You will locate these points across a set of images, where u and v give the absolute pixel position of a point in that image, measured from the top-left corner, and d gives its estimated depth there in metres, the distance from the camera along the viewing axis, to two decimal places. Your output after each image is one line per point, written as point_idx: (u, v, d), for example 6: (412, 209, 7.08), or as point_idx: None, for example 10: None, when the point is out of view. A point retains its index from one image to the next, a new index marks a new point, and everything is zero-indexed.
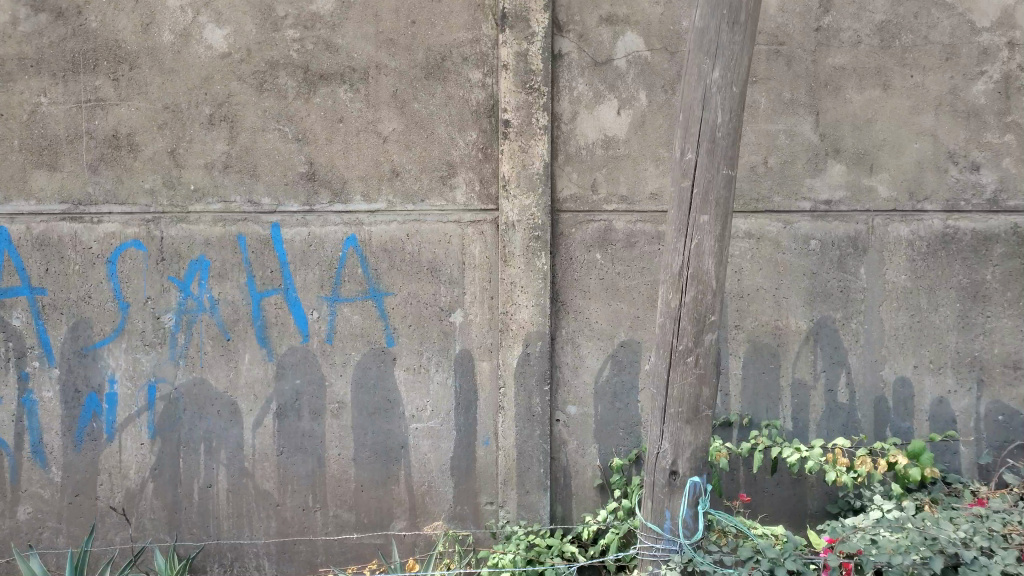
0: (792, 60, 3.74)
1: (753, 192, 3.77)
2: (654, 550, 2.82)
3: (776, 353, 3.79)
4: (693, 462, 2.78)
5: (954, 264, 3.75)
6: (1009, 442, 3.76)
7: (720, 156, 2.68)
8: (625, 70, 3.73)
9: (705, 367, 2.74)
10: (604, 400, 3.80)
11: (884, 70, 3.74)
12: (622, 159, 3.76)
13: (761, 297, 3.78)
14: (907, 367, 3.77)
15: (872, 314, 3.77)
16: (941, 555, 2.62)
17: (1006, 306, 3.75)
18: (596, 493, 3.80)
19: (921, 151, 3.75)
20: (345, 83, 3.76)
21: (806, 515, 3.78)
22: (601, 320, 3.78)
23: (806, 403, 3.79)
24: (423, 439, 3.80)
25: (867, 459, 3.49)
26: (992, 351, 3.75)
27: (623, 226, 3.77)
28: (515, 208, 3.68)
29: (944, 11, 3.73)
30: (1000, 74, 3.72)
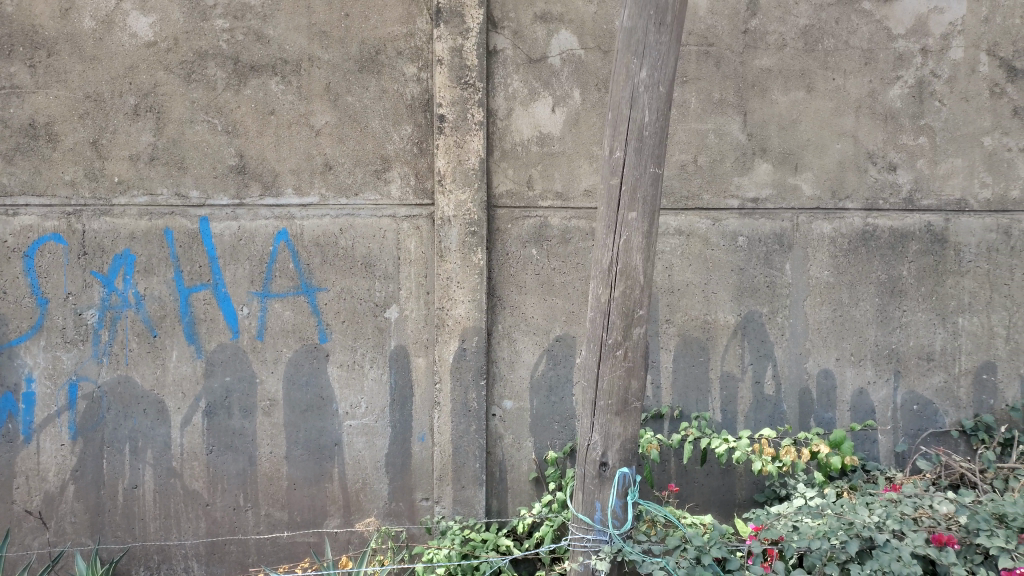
0: (720, 60, 3.85)
1: (683, 190, 3.86)
2: (585, 541, 2.86)
3: (706, 347, 3.89)
4: (623, 453, 2.83)
5: (873, 261, 3.91)
6: (923, 430, 3.94)
7: (648, 155, 2.73)
8: (560, 68, 3.77)
9: (634, 360, 2.80)
10: (540, 394, 3.83)
11: (808, 72, 3.87)
12: (557, 157, 3.79)
13: (691, 292, 3.89)
14: (829, 360, 3.92)
15: (797, 308, 3.91)
16: (857, 539, 2.71)
17: (921, 301, 3.92)
18: (531, 486, 3.84)
19: (842, 151, 3.90)
20: (277, 75, 3.69)
21: (735, 504, 3.90)
22: (537, 315, 3.81)
23: (734, 395, 3.91)
24: (358, 436, 3.77)
25: (791, 448, 3.62)
26: (908, 344, 3.93)
27: (559, 222, 3.80)
28: (451, 203, 3.68)
29: (863, 17, 3.88)
30: (914, 79, 3.89)
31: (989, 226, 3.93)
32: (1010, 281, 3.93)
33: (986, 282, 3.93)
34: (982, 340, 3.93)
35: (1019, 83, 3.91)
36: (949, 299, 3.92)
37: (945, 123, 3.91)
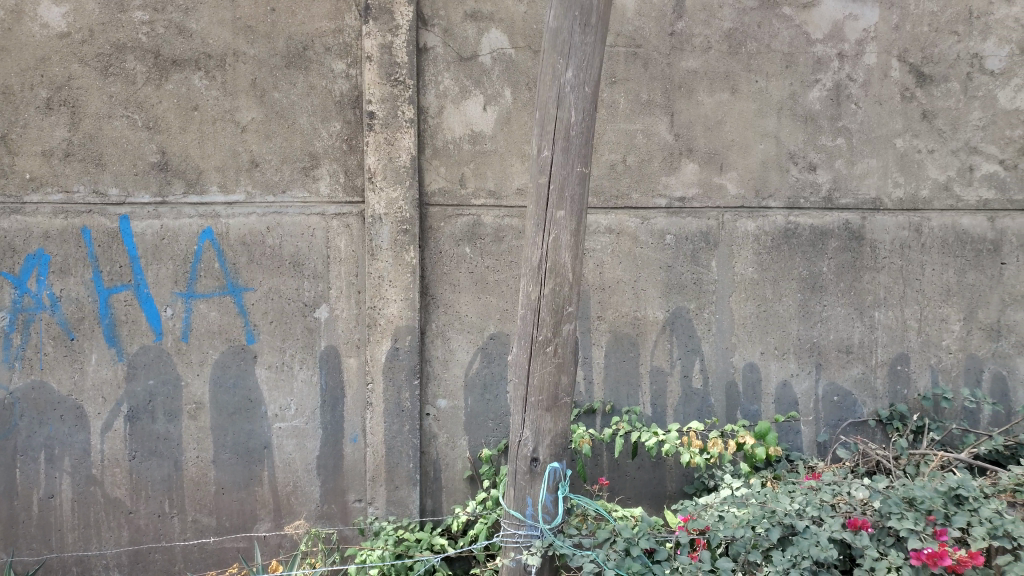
0: (648, 62, 3.93)
1: (612, 189, 3.95)
2: (517, 537, 2.88)
3: (636, 342, 3.98)
4: (553, 449, 2.87)
5: (794, 258, 4.05)
6: (843, 420, 4.10)
7: (575, 155, 2.77)
8: (491, 66, 3.77)
9: (563, 356, 2.83)
10: (474, 393, 3.83)
11: (732, 74, 3.99)
12: (489, 155, 3.80)
13: (621, 289, 3.97)
14: (754, 354, 4.05)
15: (723, 304, 4.02)
16: (779, 526, 2.78)
17: (840, 296, 4.07)
18: (465, 484, 3.84)
19: (765, 151, 4.02)
20: (200, 70, 3.60)
21: (666, 496, 3.98)
22: (470, 313, 3.82)
23: (663, 389, 4.00)
24: (289, 438, 3.71)
25: (718, 441, 3.72)
26: (829, 338, 4.08)
27: (491, 221, 3.81)
28: (381, 201, 3.65)
29: (784, 22, 4.00)
30: (831, 83, 4.04)
31: (903, 224, 4.10)
32: (921, 277, 4.11)
33: (899, 278, 4.10)
34: (896, 332, 4.11)
35: (928, 87, 4.09)
36: (866, 294, 4.09)
37: (861, 125, 4.07)
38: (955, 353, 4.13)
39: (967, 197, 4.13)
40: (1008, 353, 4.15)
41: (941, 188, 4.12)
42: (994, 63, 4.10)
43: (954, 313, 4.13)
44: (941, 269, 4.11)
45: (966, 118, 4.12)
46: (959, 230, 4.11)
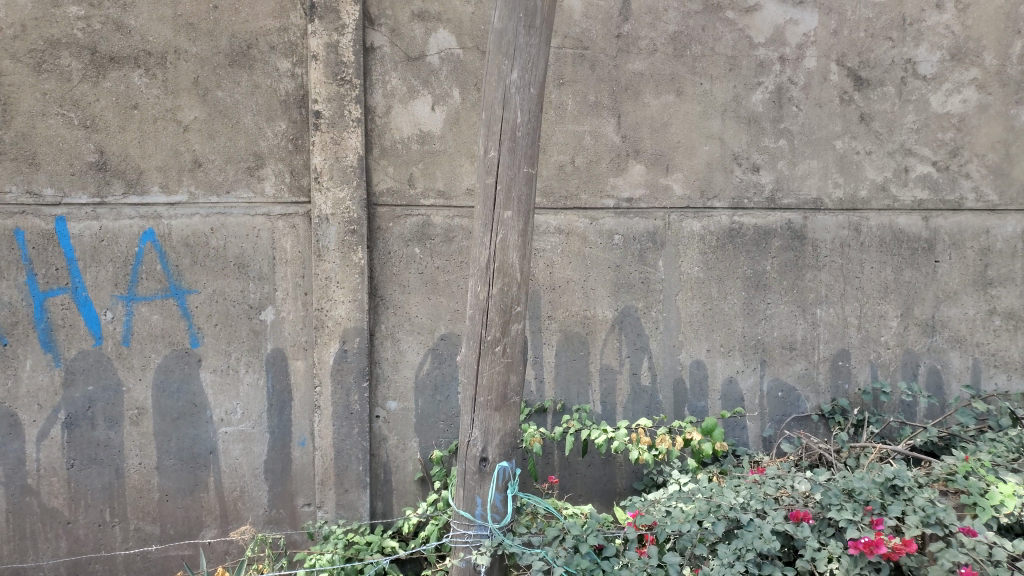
0: (595, 64, 3.98)
1: (561, 190, 3.99)
2: (466, 537, 2.88)
3: (586, 341, 4.03)
4: (502, 448, 2.87)
5: (739, 257, 4.13)
6: (787, 415, 4.20)
7: (521, 155, 2.78)
8: (438, 66, 3.76)
9: (512, 356, 2.84)
10: (424, 394, 3.82)
11: (677, 77, 4.05)
12: (437, 155, 3.79)
13: (571, 289, 4.01)
14: (701, 351, 4.12)
15: (670, 302, 4.09)
16: (723, 521, 2.84)
17: (783, 294, 4.17)
18: (417, 486, 3.82)
19: (709, 153, 4.10)
20: (139, 68, 3.51)
21: (615, 493, 4.03)
22: (420, 314, 3.80)
23: (613, 387, 4.06)
24: (235, 443, 3.65)
25: (666, 437, 3.76)
26: (773, 335, 4.17)
27: (441, 221, 3.80)
28: (328, 201, 3.62)
29: (727, 25, 4.08)
30: (773, 85, 4.14)
31: (842, 223, 4.22)
32: (861, 274, 4.23)
33: (840, 276, 4.22)
34: (837, 329, 4.23)
35: (865, 91, 4.22)
36: (809, 291, 4.19)
37: (802, 127, 4.18)
38: (892, 349, 4.27)
39: (902, 197, 4.26)
40: (942, 348, 4.30)
41: (879, 189, 4.25)
42: (926, 68, 4.24)
43: (891, 309, 4.26)
44: (879, 267, 4.24)
45: (901, 121, 4.25)
46: (895, 229, 4.25)
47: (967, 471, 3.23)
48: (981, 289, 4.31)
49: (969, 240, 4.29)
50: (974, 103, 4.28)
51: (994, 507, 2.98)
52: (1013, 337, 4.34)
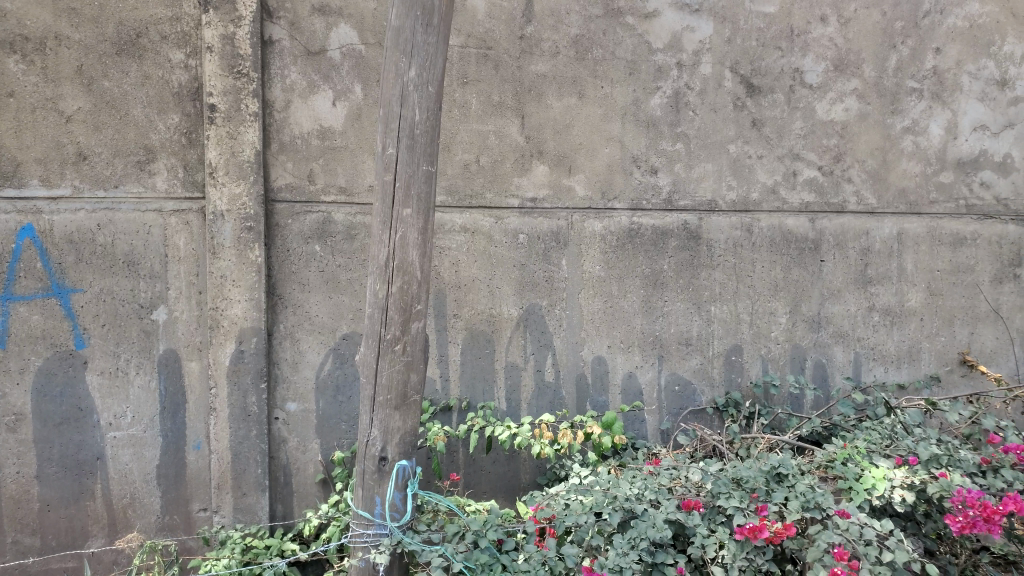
0: (498, 64, 4.01)
1: (465, 189, 4.01)
2: (365, 537, 2.87)
3: (491, 339, 4.07)
4: (402, 447, 2.87)
5: (638, 256, 4.25)
6: (684, 409, 4.37)
7: (420, 153, 2.78)
8: (340, 61, 3.71)
9: (412, 354, 2.84)
10: (326, 394, 3.77)
11: (579, 79, 4.14)
12: (339, 151, 3.74)
13: (476, 287, 4.04)
14: (602, 348, 4.23)
15: (573, 300, 4.17)
16: (619, 511, 2.92)
17: (680, 291, 4.32)
18: (318, 488, 3.76)
19: (610, 155, 4.21)
20: (16, 54, 3.32)
21: (519, 489, 4.09)
22: (321, 313, 3.75)
23: (517, 384, 4.11)
24: (124, 448, 3.51)
25: (568, 431, 3.84)
26: (670, 331, 4.32)
27: (343, 218, 3.75)
28: (224, 197, 3.51)
29: (627, 31, 4.19)
30: (671, 90, 4.28)
31: (735, 224, 4.40)
32: (752, 274, 4.43)
33: (732, 275, 4.40)
34: (730, 325, 4.42)
35: (757, 98, 4.41)
36: (703, 290, 4.36)
37: (698, 131, 4.34)
38: (781, 343, 4.49)
39: (790, 200, 4.49)
40: (827, 342, 4.56)
41: (769, 192, 4.46)
42: (812, 78, 4.48)
43: (780, 306, 4.48)
44: (769, 266, 4.45)
45: (789, 127, 4.47)
46: (784, 230, 4.47)
47: (844, 458, 3.49)
48: (862, 287, 4.59)
49: (851, 241, 4.56)
50: (855, 112, 4.55)
51: (867, 490, 3.19)
52: (890, 332, 4.64)
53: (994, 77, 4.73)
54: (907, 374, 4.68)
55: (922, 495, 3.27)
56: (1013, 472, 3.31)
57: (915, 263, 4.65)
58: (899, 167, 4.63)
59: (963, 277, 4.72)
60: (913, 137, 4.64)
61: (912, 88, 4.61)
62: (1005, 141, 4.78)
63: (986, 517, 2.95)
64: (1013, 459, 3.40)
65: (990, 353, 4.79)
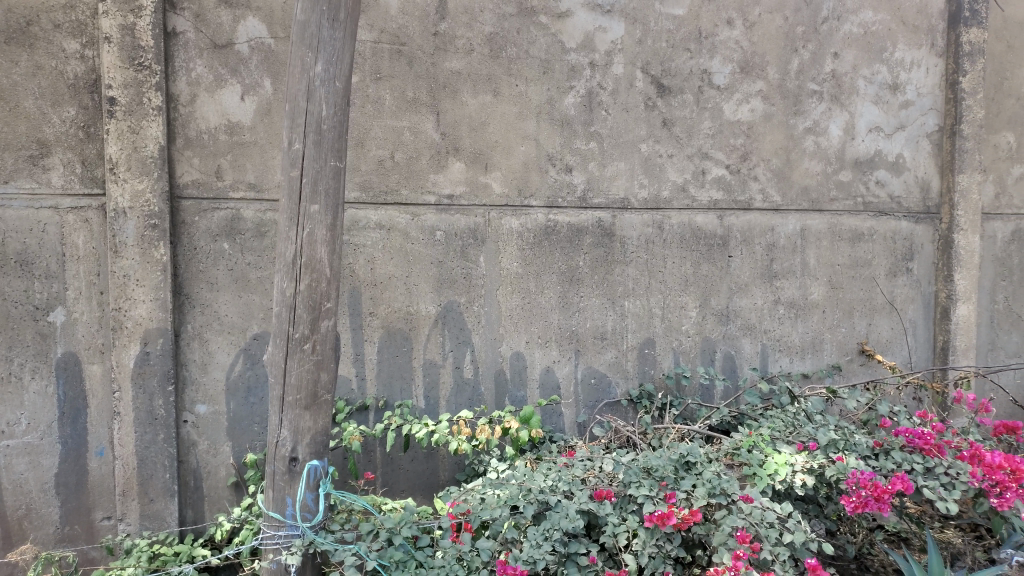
0: (412, 60, 4.00)
1: (380, 185, 3.97)
2: (276, 538, 2.83)
3: (408, 337, 4.06)
4: (313, 447, 2.85)
5: (554, 253, 4.31)
6: (600, 401, 4.46)
7: (328, 148, 2.75)
8: (248, 55, 3.63)
9: (322, 353, 2.81)
10: (237, 396, 3.68)
11: (493, 77, 4.16)
12: (248, 147, 3.66)
13: (392, 285, 4.02)
14: (520, 344, 4.28)
15: (491, 297, 4.20)
16: (533, 504, 2.95)
17: (596, 287, 4.41)
18: (230, 491, 3.67)
19: (526, 153, 4.25)
20: None
21: (438, 486, 4.09)
22: (231, 313, 3.66)
23: (435, 381, 4.11)
24: (19, 457, 3.34)
25: (485, 427, 3.85)
26: (586, 326, 4.40)
27: (252, 215, 3.67)
28: (125, 193, 3.39)
29: (540, 30, 4.24)
30: (584, 90, 4.36)
31: (647, 221, 4.51)
32: (664, 269, 4.55)
33: (645, 271, 4.51)
34: (643, 319, 4.53)
35: (667, 98, 4.53)
36: (617, 286, 4.46)
37: (610, 130, 4.42)
38: (692, 336, 4.64)
39: (699, 198, 4.63)
40: (735, 335, 4.73)
41: (679, 189, 4.59)
42: (720, 79, 4.63)
43: (691, 301, 4.62)
44: (680, 262, 4.58)
45: (698, 126, 4.61)
46: (694, 227, 4.61)
47: (749, 445, 3.64)
48: (767, 281, 4.77)
49: (757, 237, 4.74)
50: (760, 112, 4.73)
51: (770, 475, 3.34)
52: (794, 324, 4.85)
53: (887, 81, 5.00)
54: (810, 363, 4.91)
55: (822, 478, 3.44)
56: (902, 453, 3.52)
57: (817, 258, 4.87)
58: (801, 166, 4.84)
59: (861, 270, 4.98)
60: (815, 138, 4.85)
61: (812, 90, 4.83)
62: (898, 141, 5.06)
63: (876, 497, 3.14)
64: (902, 441, 3.61)
65: (885, 342, 5.08)
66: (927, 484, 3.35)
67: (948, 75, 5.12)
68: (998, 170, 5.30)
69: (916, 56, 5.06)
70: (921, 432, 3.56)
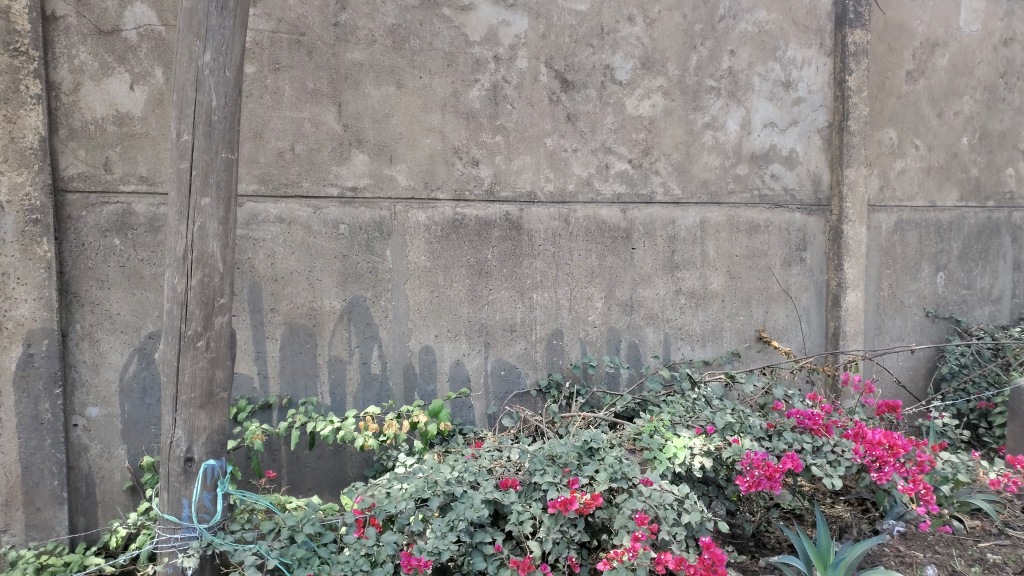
0: (313, 51, 3.93)
1: (281, 177, 3.89)
2: (172, 541, 2.77)
3: (313, 333, 4.00)
4: (209, 446, 2.79)
5: (462, 246, 4.32)
6: (509, 393, 4.51)
7: (218, 140, 2.68)
8: (136, 43, 3.48)
9: (217, 350, 2.75)
10: (132, 397, 3.55)
11: (396, 69, 4.13)
12: (139, 138, 3.52)
13: (294, 280, 3.94)
14: (429, 338, 4.28)
15: (398, 291, 4.18)
16: (439, 496, 2.97)
17: (504, 280, 4.45)
18: (125, 496, 3.55)
19: (431, 145, 4.24)
20: None
21: (346, 482, 4.06)
22: (124, 311, 3.52)
23: (342, 377, 4.07)
24: None
25: (393, 422, 3.83)
26: (495, 318, 4.44)
27: (145, 209, 3.54)
28: (2, 187, 3.18)
29: (444, 22, 4.23)
30: (489, 83, 4.38)
31: (553, 214, 4.57)
32: (571, 261, 4.63)
33: (552, 263, 4.58)
34: (551, 311, 4.60)
35: (571, 93, 4.61)
36: (526, 278, 4.51)
37: (516, 124, 4.46)
38: (598, 327, 4.75)
39: (604, 191, 4.73)
40: (639, 324, 4.87)
41: (584, 183, 4.67)
42: (622, 74, 4.74)
43: (597, 292, 4.73)
44: (586, 254, 4.67)
45: (601, 121, 4.71)
46: (599, 220, 4.71)
47: (651, 430, 3.76)
48: (669, 272, 4.93)
49: (659, 229, 4.88)
50: (660, 108, 4.87)
51: (669, 459, 3.45)
52: (695, 313, 5.03)
53: (780, 79, 5.23)
54: (711, 351, 5.10)
55: (719, 460, 3.58)
56: (793, 434, 3.70)
57: (716, 248, 5.06)
58: (700, 160, 5.00)
59: (757, 261, 5.20)
60: (713, 133, 5.03)
61: (710, 86, 5.00)
62: (791, 136, 5.31)
63: (768, 476, 3.30)
64: (793, 423, 3.80)
65: (781, 329, 5.33)
66: (815, 462, 3.54)
67: (835, 73, 5.39)
68: (882, 165, 5.62)
69: (806, 55, 5.30)
70: (810, 413, 3.76)
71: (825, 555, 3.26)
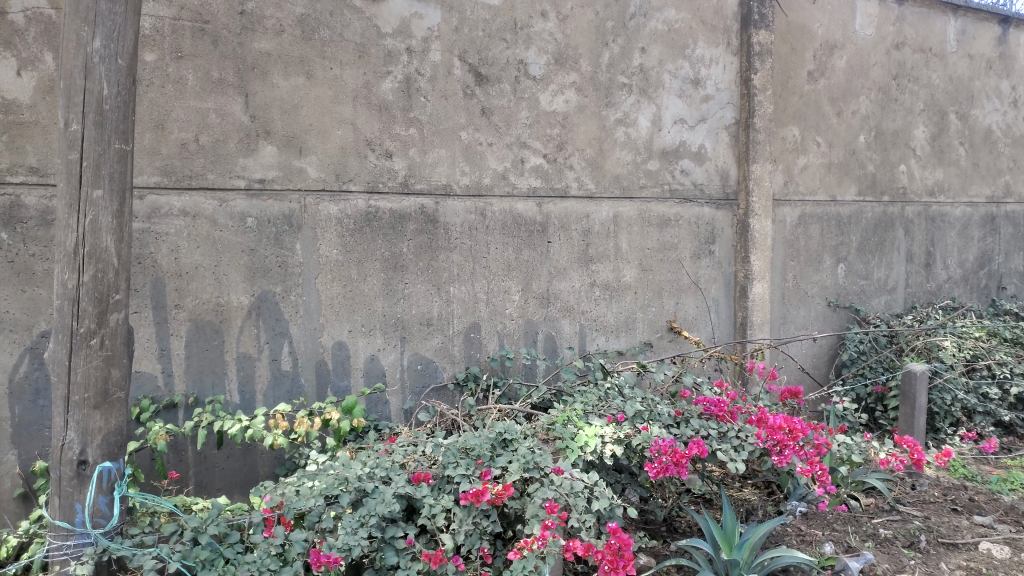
0: (217, 39, 3.81)
1: (185, 169, 3.77)
2: (65, 549, 2.67)
3: (219, 330, 3.89)
4: (105, 448, 2.70)
5: (376, 240, 4.27)
6: (426, 387, 4.50)
7: (111, 130, 2.58)
8: (24, 27, 3.30)
9: (112, 349, 2.66)
10: (23, 400, 3.38)
11: (306, 59, 4.05)
12: (28, 126, 3.34)
13: (200, 275, 3.83)
14: (343, 333, 4.23)
15: (309, 285, 4.11)
16: (351, 491, 2.94)
17: (420, 274, 4.43)
18: (17, 502, 3.39)
19: (343, 137, 4.18)
20: None
21: (256, 481, 3.98)
22: (13, 309, 3.34)
23: (251, 374, 3.98)
24: None
25: (304, 419, 3.77)
26: (411, 312, 4.42)
27: (35, 202, 3.36)
28: None
29: (354, 13, 4.18)
30: (402, 75, 4.34)
31: (469, 208, 4.57)
32: (487, 254, 4.65)
33: (469, 256, 4.59)
34: (468, 305, 4.61)
35: (485, 87, 4.62)
36: (442, 271, 4.50)
37: (430, 117, 4.44)
38: (515, 319, 4.79)
39: (519, 185, 4.77)
40: (555, 317, 4.94)
41: (499, 177, 4.70)
42: (535, 70, 4.78)
43: (513, 285, 4.76)
44: (502, 248, 4.70)
45: (516, 116, 4.74)
46: (515, 214, 4.73)
47: (563, 420, 3.82)
48: (584, 265, 5.01)
49: (574, 223, 4.96)
50: (574, 103, 4.94)
51: (580, 448, 3.52)
52: (609, 304, 5.14)
53: (689, 77, 5.38)
54: (624, 341, 5.22)
55: (629, 448, 3.67)
56: (700, 421, 3.82)
57: (629, 242, 5.17)
58: (613, 155, 5.10)
59: (668, 254, 5.34)
60: (625, 128, 5.14)
61: (622, 83, 5.10)
62: (699, 133, 5.47)
63: (676, 462, 3.41)
64: (699, 409, 3.93)
65: (691, 319, 5.50)
66: (720, 447, 3.67)
67: (742, 72, 5.58)
68: (785, 161, 5.84)
69: (713, 54, 5.47)
70: (716, 400, 3.89)
71: (730, 536, 3.38)
